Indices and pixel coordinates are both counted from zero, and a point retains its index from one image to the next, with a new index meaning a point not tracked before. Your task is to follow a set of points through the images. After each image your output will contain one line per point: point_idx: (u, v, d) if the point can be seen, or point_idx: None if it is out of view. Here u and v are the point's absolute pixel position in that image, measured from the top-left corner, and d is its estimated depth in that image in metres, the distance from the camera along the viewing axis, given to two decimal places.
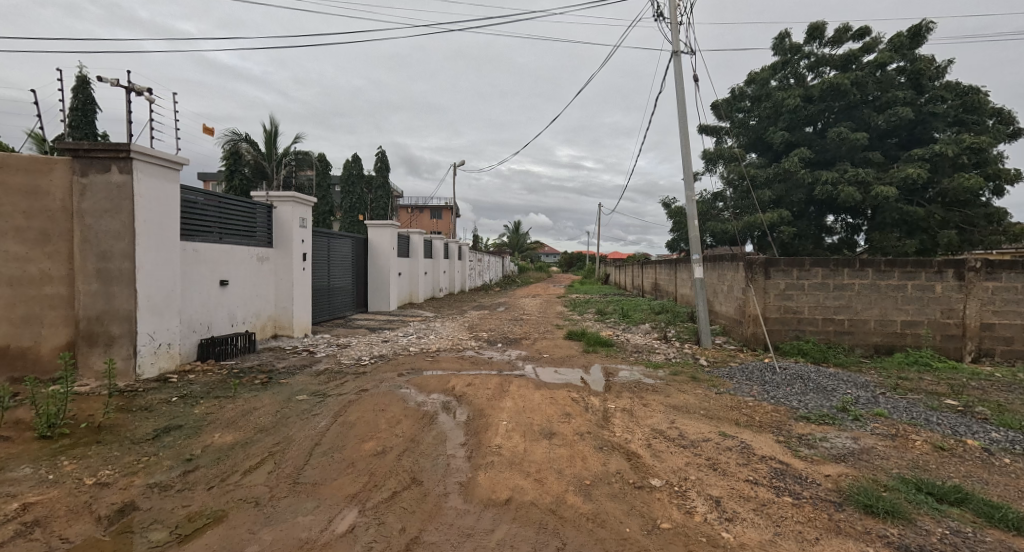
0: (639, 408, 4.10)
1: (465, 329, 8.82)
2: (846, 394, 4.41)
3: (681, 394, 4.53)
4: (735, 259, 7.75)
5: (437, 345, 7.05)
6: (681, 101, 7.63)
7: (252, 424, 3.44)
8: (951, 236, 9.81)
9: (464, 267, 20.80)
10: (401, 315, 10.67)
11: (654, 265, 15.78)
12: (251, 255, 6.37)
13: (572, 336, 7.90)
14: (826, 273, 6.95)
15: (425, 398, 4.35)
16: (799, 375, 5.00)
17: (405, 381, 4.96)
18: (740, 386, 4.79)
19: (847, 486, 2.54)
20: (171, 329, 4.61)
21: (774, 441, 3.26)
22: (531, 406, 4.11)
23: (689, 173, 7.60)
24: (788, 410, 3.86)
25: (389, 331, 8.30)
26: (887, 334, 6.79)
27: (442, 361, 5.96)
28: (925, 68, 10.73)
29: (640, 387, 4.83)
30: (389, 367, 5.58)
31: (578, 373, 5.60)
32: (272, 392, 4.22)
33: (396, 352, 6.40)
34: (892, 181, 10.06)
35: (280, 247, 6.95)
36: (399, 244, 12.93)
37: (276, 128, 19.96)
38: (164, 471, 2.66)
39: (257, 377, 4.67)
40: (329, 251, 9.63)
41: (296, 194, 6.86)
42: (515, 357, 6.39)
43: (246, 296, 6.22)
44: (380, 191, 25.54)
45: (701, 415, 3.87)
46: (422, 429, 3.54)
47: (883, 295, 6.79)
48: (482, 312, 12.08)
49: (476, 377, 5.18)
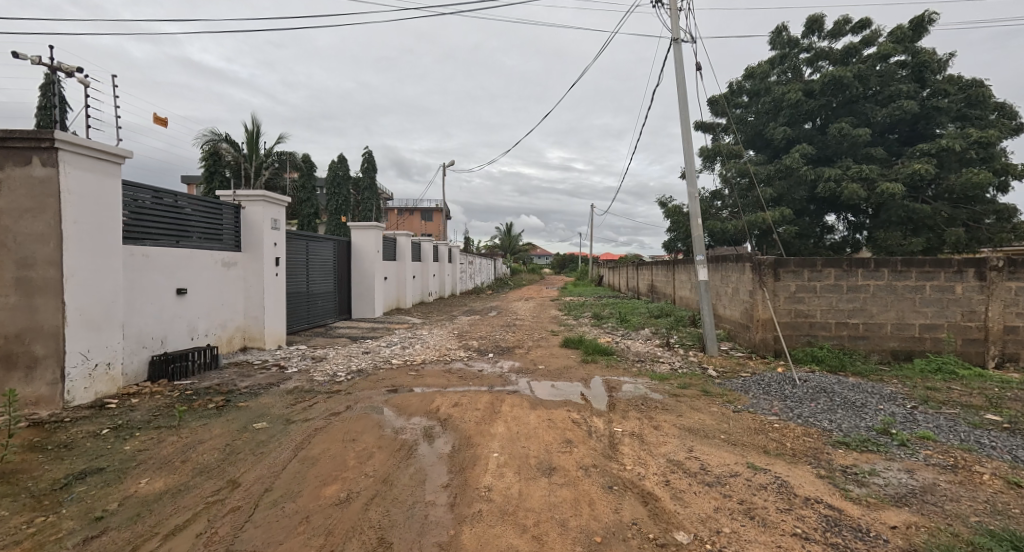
0: (650, 433, 3.58)
1: (454, 337, 8.28)
2: (878, 411, 3.93)
3: (694, 413, 4.03)
4: (741, 259, 7.29)
5: (423, 356, 6.49)
6: (682, 93, 7.18)
7: (191, 465, 2.86)
8: (959, 235, 9.47)
9: (454, 270, 20.24)
10: (386, 322, 10.08)
11: (650, 266, 15.32)
12: (216, 261, 5.78)
13: (569, 343, 7.38)
14: (839, 273, 6.51)
15: (405, 424, 3.78)
16: (822, 389, 4.52)
17: (383, 401, 4.40)
18: (759, 402, 4.30)
19: (924, 545, 2.03)
20: (113, 347, 4.01)
21: (814, 475, 2.76)
22: (527, 432, 3.58)
23: (691, 168, 7.13)
24: (821, 434, 3.36)
25: (371, 341, 7.73)
26: (905, 338, 6.36)
27: (427, 376, 5.40)
28: (929, 61, 10.40)
29: (647, 404, 4.32)
30: (368, 385, 5.00)
31: (578, 387, 5.07)
32: (226, 419, 3.64)
33: (378, 366, 5.84)
34: (898, 178, 9.69)
35: (249, 251, 6.35)
36: (386, 247, 12.36)
37: (258, 127, 19.29)
38: (60, 539, 2.08)
39: (213, 399, 4.08)
40: (309, 255, 9.05)
41: (266, 193, 6.28)
42: (508, 370, 5.85)
43: (209, 306, 5.62)
44: (368, 192, 24.88)
45: (721, 441, 3.36)
46: (398, 466, 2.98)
47: (899, 297, 6.36)
48: (473, 317, 11.52)
49: (465, 395, 4.62)
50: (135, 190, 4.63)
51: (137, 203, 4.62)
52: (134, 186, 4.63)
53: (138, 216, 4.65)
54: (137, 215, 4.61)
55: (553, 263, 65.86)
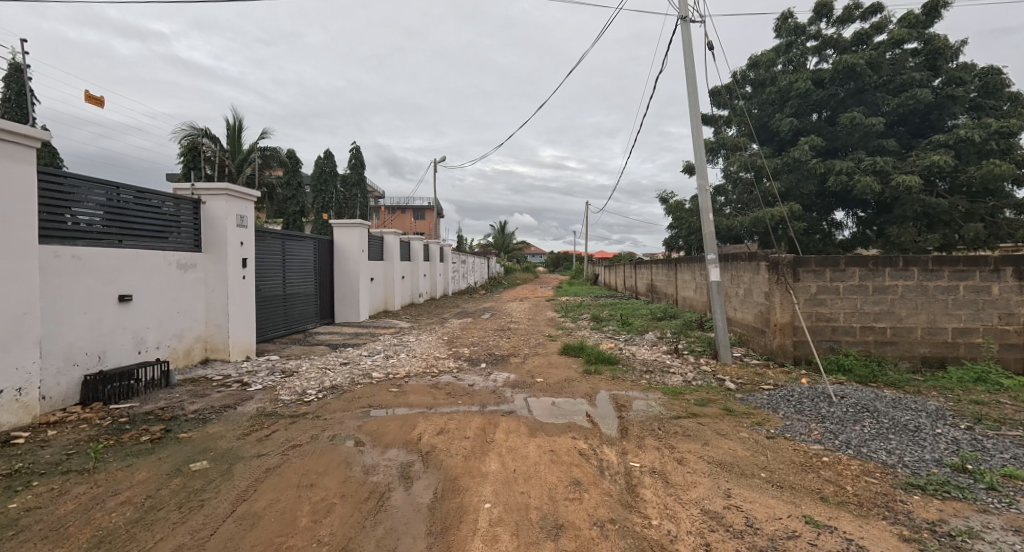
0: (674, 469, 2.97)
1: (443, 343, 7.64)
2: (937, 438, 3.34)
3: (722, 440, 3.41)
4: (756, 258, 6.72)
5: (408, 368, 5.84)
6: (691, 76, 6.57)
7: (90, 531, 2.20)
8: (978, 230, 8.97)
9: (446, 270, 19.56)
10: (371, 327, 9.39)
11: (650, 265, 14.72)
12: (170, 262, 5.09)
13: (568, 351, 6.76)
14: (865, 273, 5.95)
15: (379, 460, 3.12)
16: (864, 408, 3.93)
17: (356, 428, 3.74)
18: (794, 425, 3.70)
19: None
20: (25, 369, 3.31)
21: (898, 537, 2.14)
22: (526, 471, 2.96)
23: (702, 157, 6.53)
24: (885, 472, 2.75)
25: (353, 349, 7.05)
26: (937, 344, 5.81)
27: (410, 393, 4.75)
28: (942, 48, 9.91)
29: (665, 428, 3.72)
30: (341, 405, 4.34)
31: (582, 405, 4.46)
32: (157, 458, 2.96)
33: (355, 381, 5.17)
34: (914, 170, 9.18)
35: (211, 252, 5.64)
36: (372, 246, 11.66)
37: (240, 121, 18.50)
38: None
39: (150, 430, 3.40)
40: (285, 255, 8.35)
41: (229, 186, 5.59)
42: (502, 383, 5.22)
43: (160, 315, 4.92)
44: (357, 190, 24.09)
45: (765, 482, 2.74)
46: (363, 527, 2.33)
47: (930, 298, 5.81)
48: (465, 321, 10.87)
49: (452, 418, 3.99)
50: (105, 187, 4.44)
51: (108, 201, 4.42)
52: (105, 182, 4.45)
53: (109, 214, 4.44)
54: (107, 213, 4.41)
55: (547, 261, 65.23)
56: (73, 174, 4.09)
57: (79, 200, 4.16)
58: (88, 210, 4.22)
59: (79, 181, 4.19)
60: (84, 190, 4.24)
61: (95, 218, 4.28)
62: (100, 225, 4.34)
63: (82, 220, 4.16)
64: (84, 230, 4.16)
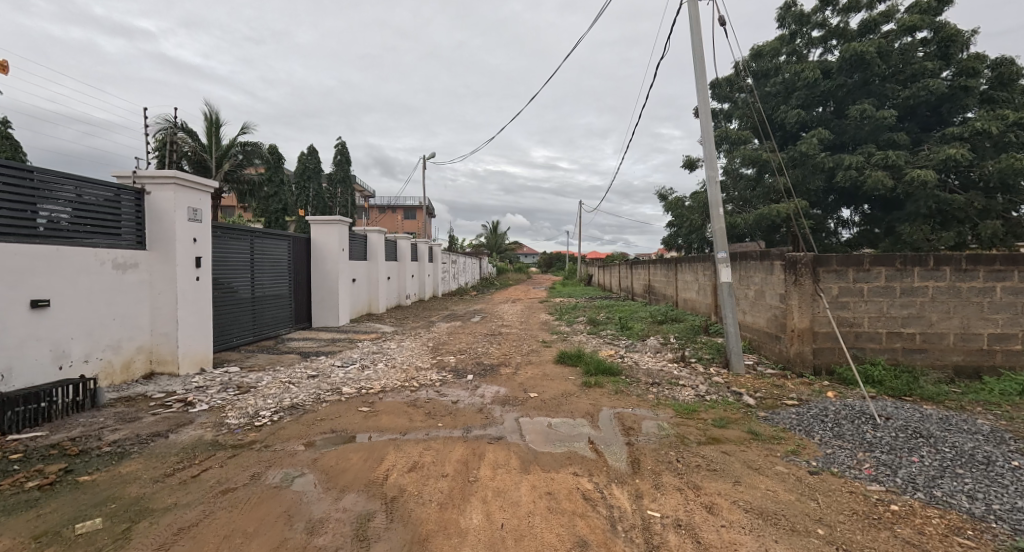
0: (705, 523, 2.33)
1: (427, 351, 6.97)
2: (1017, 472, 2.73)
3: (757, 478, 2.78)
4: (770, 256, 6.13)
5: (385, 381, 5.17)
6: (699, 59, 5.98)
7: None
8: (996, 228, 8.49)
9: (435, 271, 18.86)
10: (350, 332, 8.68)
11: (647, 265, 14.14)
12: (104, 260, 4.38)
13: (564, 359, 6.14)
14: (891, 273, 5.39)
15: (329, 512, 2.45)
16: (916, 432, 3.31)
17: (309, 462, 3.05)
18: (837, 455, 3.07)
19: None
20: None
21: None
22: (517, 527, 2.33)
23: (711, 147, 5.95)
24: (982, 532, 2.12)
25: (325, 359, 6.35)
26: (971, 352, 5.26)
27: (382, 414, 4.07)
28: (956, 34, 9.40)
29: (684, 460, 3.08)
30: (296, 431, 3.63)
31: (582, 427, 3.83)
32: (32, 517, 2.26)
33: (319, 399, 4.46)
34: (928, 165, 8.68)
35: (157, 249, 4.92)
36: (353, 246, 10.94)
37: (217, 115, 17.67)
38: None
39: (42, 472, 2.70)
40: (253, 254, 7.62)
41: (178, 174, 4.89)
42: (490, 399, 4.58)
43: (91, 322, 4.21)
44: (342, 188, 23.29)
45: (828, 544, 2.10)
46: None
47: (964, 301, 5.26)
48: (453, 324, 10.19)
49: (429, 448, 3.33)
50: (78, 184, 4.31)
51: (78, 197, 4.26)
52: (80, 180, 4.33)
53: (79, 211, 4.25)
54: (76, 209, 4.22)
55: (540, 262, 64.64)
56: (43, 167, 3.98)
57: (46, 195, 4.01)
58: (56, 205, 4.05)
59: (49, 175, 4.08)
60: (55, 185, 4.10)
61: (63, 214, 4.10)
62: (67, 221, 4.13)
63: (46, 215, 3.96)
64: (47, 226, 3.96)
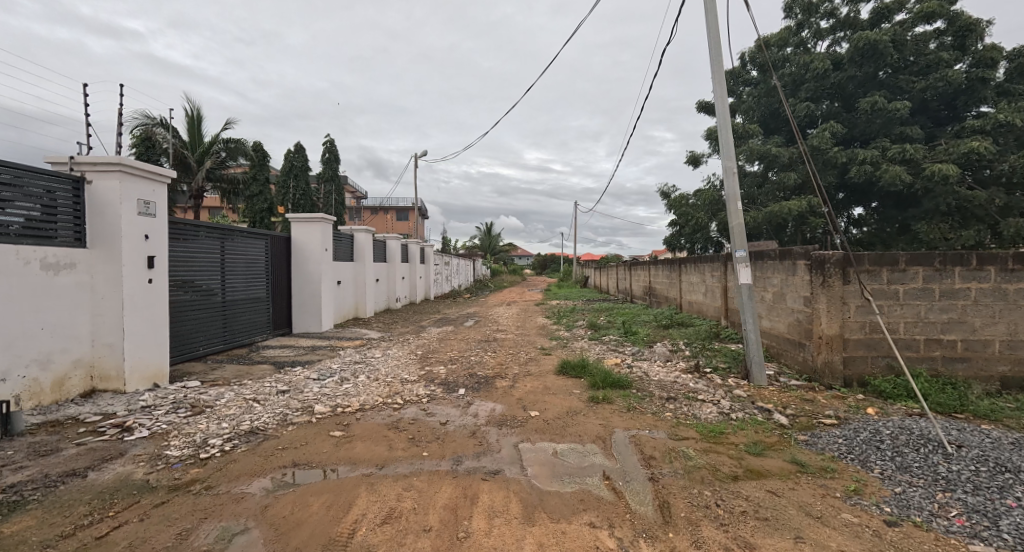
0: None
1: (416, 361, 6.34)
2: None
3: (825, 533, 2.20)
4: (793, 255, 5.58)
5: (365, 397, 4.55)
6: (714, 39, 5.42)
7: None
8: (1020, 226, 8.03)
9: (428, 272, 18.22)
10: (333, 339, 8.04)
11: (647, 266, 13.60)
12: (28, 260, 3.73)
13: (568, 370, 5.54)
14: (930, 274, 4.85)
15: None
16: (999, 465, 2.73)
17: (256, 512, 2.42)
18: (911, 497, 2.50)
19: None
20: None
21: None
22: None
23: (728, 135, 5.39)
24: None
25: (300, 371, 5.69)
26: (1019, 361, 4.73)
27: (358, 440, 3.45)
28: (974, 23, 8.91)
29: (725, 505, 2.49)
30: (251, 464, 2.99)
31: (595, 455, 3.24)
32: None
33: (286, 421, 3.81)
34: (947, 159, 8.22)
35: (99, 247, 4.26)
36: (338, 246, 10.28)
37: (199, 111, 16.98)
38: None
39: None
40: (224, 254, 6.95)
41: (123, 162, 4.26)
42: (484, 419, 3.98)
43: (11, 332, 3.56)
44: (331, 187, 22.56)
45: None
46: None
47: (1011, 305, 4.73)
48: (445, 329, 9.56)
49: (411, 487, 2.71)
50: (50, 182, 3.98)
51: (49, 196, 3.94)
52: (53, 178, 4.00)
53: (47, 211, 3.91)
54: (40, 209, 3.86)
55: (534, 264, 64.13)
56: (9, 164, 3.77)
57: (17, 193, 3.79)
58: (25, 203, 3.80)
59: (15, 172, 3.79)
60: (27, 184, 3.86)
61: (35, 213, 3.84)
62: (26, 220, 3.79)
63: (14, 215, 3.73)
64: (19, 227, 3.75)
